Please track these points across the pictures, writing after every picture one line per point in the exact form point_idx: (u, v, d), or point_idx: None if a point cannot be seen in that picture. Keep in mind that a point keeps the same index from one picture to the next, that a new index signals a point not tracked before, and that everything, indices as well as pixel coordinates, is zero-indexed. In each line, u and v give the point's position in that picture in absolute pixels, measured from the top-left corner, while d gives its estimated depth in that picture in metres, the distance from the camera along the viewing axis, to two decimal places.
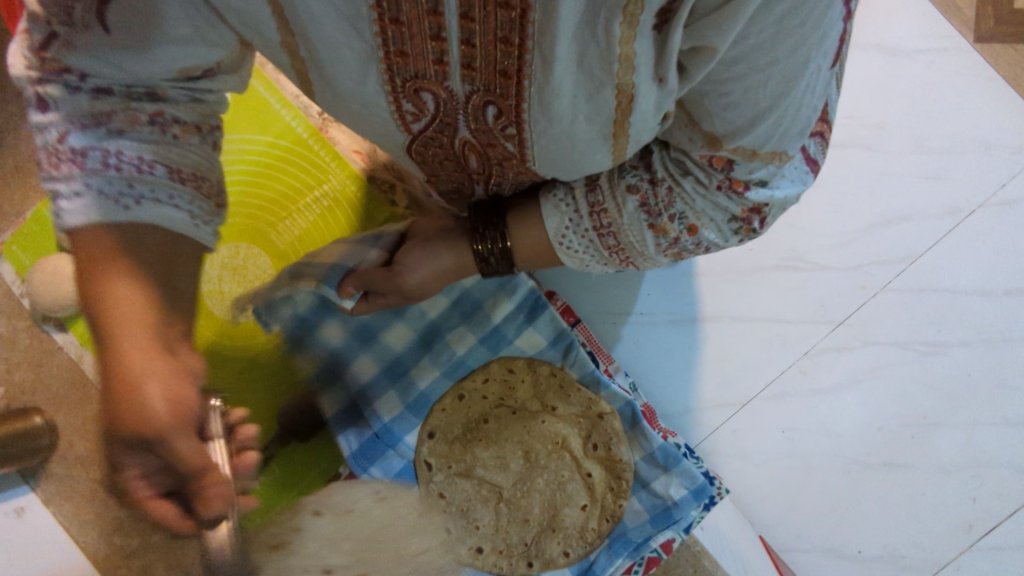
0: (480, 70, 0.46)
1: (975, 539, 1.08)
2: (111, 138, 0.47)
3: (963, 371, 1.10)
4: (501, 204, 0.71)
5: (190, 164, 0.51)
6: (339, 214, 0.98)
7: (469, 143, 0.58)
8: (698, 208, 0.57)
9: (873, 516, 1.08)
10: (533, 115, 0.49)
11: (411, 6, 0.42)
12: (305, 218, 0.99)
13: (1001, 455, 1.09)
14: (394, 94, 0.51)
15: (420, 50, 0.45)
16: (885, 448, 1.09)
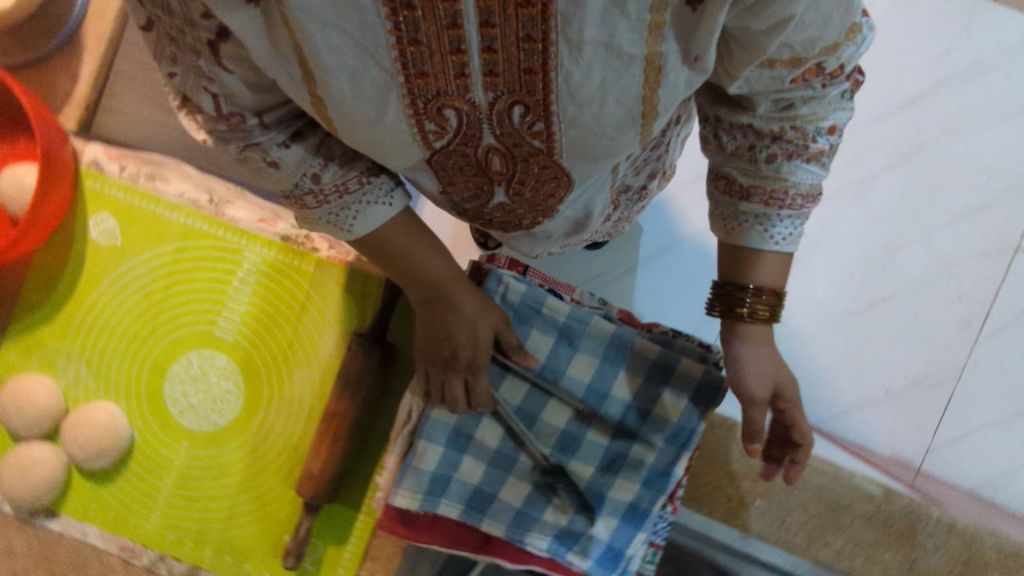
0: (504, 74, 0.37)
1: (978, 332, 1.08)
2: (317, 154, 0.45)
3: (899, 194, 1.10)
4: (525, 207, 0.60)
5: (364, 162, 0.47)
6: (283, 304, 0.68)
7: (495, 149, 0.46)
8: (820, 116, 0.43)
9: (883, 354, 1.09)
10: (563, 114, 0.40)
11: (430, 22, 0.34)
12: (239, 326, 0.68)
13: (964, 249, 1.09)
14: (416, 114, 0.41)
15: (441, 67, 0.37)
16: (864, 289, 1.10)
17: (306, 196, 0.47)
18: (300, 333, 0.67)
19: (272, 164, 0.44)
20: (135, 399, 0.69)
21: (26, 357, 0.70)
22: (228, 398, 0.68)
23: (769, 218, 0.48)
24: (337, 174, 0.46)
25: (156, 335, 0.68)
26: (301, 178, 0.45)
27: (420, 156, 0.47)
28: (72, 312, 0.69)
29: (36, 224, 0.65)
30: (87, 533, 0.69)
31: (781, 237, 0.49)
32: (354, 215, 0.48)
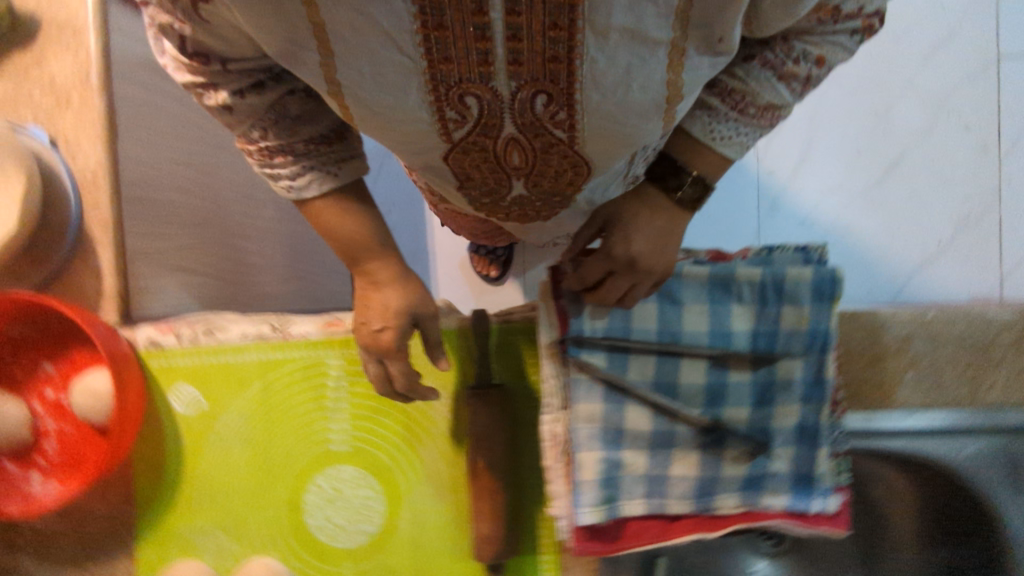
0: (528, 63, 0.40)
1: (998, 152, 1.15)
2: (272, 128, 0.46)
3: (869, 58, 1.17)
4: (539, 199, 0.64)
5: (307, 132, 0.46)
6: (384, 395, 0.66)
7: (515, 139, 0.49)
8: (812, 42, 0.41)
9: (918, 208, 1.16)
10: (590, 102, 0.43)
11: (455, 9, 0.36)
12: (351, 434, 0.67)
13: (953, 82, 1.15)
14: (438, 102, 0.44)
15: (464, 54, 0.39)
16: (874, 159, 1.17)
17: (253, 147, 0.47)
18: (410, 413, 0.66)
19: (223, 108, 0.44)
20: (285, 543, 0.67)
21: (167, 551, 0.68)
22: (370, 505, 0.67)
23: (720, 111, 0.45)
24: (287, 144, 0.46)
25: (278, 478, 0.67)
26: (249, 131, 0.45)
27: (443, 149, 0.51)
28: (192, 491, 0.68)
29: (126, 421, 0.64)
30: None
31: (718, 133, 0.46)
32: (295, 178, 0.48)
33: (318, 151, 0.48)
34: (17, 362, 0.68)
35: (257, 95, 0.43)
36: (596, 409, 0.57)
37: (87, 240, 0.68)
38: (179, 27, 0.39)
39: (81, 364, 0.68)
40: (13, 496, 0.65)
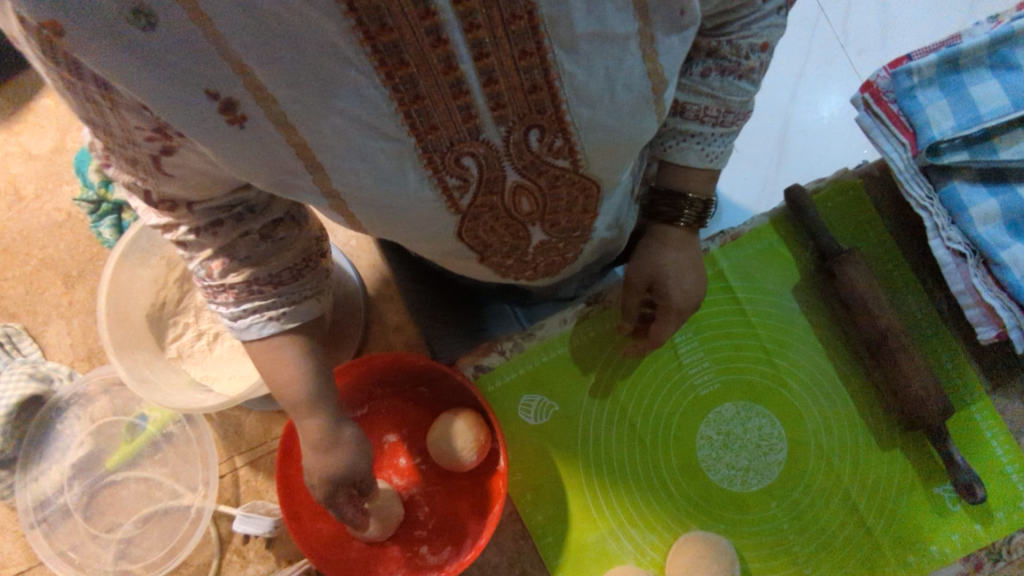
0: (511, 100, 0.34)
1: None
2: (242, 268, 0.43)
3: None
4: (562, 243, 0.53)
5: (276, 266, 0.45)
6: (729, 319, 0.64)
7: (521, 187, 0.41)
8: (757, 31, 0.42)
9: None
10: (582, 123, 0.36)
11: (426, 74, 0.31)
12: (715, 369, 0.63)
13: None
14: (436, 172, 0.37)
15: (447, 113, 0.33)
16: None
17: (201, 280, 0.45)
18: (765, 322, 0.64)
19: (180, 246, 0.42)
20: (700, 508, 0.61)
21: (586, 568, 0.60)
22: (767, 432, 0.61)
23: (705, 134, 0.47)
24: (230, 284, 0.44)
25: (662, 443, 0.62)
26: (197, 270, 0.44)
27: (452, 225, 0.43)
28: (581, 495, 0.61)
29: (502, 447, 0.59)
30: None
31: (716, 154, 0.49)
32: (236, 313, 0.46)
33: (263, 292, 0.45)
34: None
35: (215, 238, 0.41)
36: (988, 200, 0.55)
37: (373, 302, 0.67)
38: (142, 183, 0.37)
39: (419, 425, 0.68)
40: (424, 569, 0.61)
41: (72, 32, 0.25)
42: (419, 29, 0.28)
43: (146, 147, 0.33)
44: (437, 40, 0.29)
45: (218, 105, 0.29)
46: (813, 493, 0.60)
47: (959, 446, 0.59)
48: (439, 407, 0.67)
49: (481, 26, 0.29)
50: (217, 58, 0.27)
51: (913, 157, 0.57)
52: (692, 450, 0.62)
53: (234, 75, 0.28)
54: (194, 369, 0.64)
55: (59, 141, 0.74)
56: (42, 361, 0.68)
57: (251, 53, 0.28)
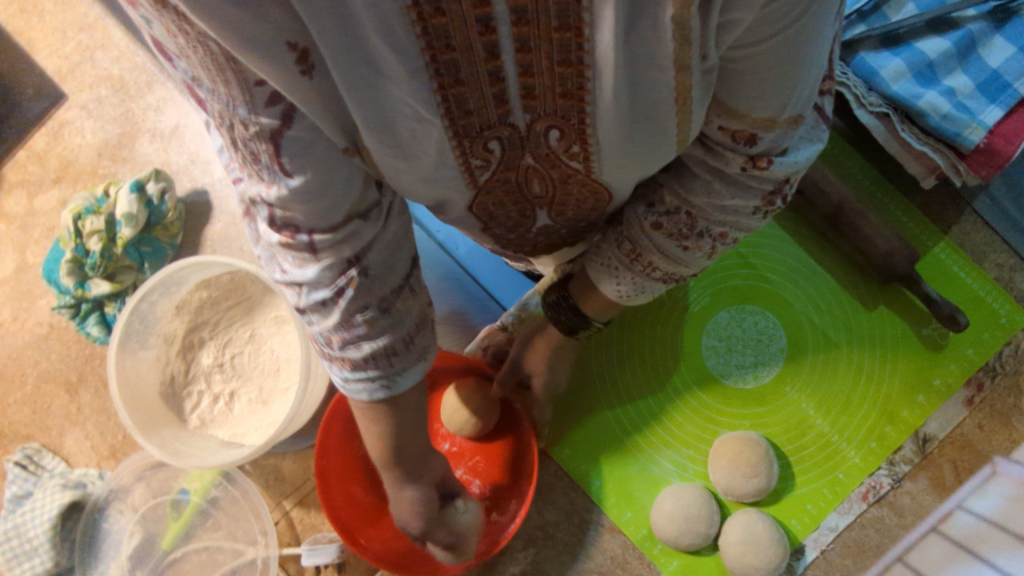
0: (541, 96, 0.32)
1: None
2: (350, 341, 0.38)
3: None
4: (566, 227, 0.53)
5: (391, 337, 0.39)
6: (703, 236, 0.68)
7: (536, 172, 0.40)
8: (715, 217, 0.42)
9: None
10: (601, 135, 0.35)
11: (467, 59, 0.28)
12: (704, 285, 0.68)
13: None
14: (462, 150, 0.35)
15: (481, 101, 0.31)
16: None
17: (319, 344, 0.40)
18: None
19: (299, 306, 0.39)
20: (723, 414, 0.66)
21: (635, 495, 0.65)
22: (764, 325, 0.66)
23: (629, 278, 0.48)
24: (348, 356, 0.39)
25: (673, 367, 0.67)
26: (316, 335, 0.39)
27: (466, 197, 0.42)
28: (612, 432, 0.67)
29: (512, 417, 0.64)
30: (831, 523, 0.61)
31: (627, 292, 0.49)
32: (348, 381, 0.41)
33: (379, 365, 0.39)
34: None
35: (332, 288, 0.37)
36: (894, 61, 0.59)
37: None
38: (266, 193, 0.34)
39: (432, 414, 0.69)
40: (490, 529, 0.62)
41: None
42: (471, 16, 0.26)
43: (267, 116, 0.30)
44: (485, 29, 0.27)
45: (295, 57, 0.27)
46: (817, 368, 0.65)
47: (936, 284, 0.64)
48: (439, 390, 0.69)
49: (532, 23, 0.27)
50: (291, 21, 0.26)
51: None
52: (701, 365, 0.66)
53: (294, 61, 0.28)
54: (220, 432, 0.65)
55: (21, 259, 0.72)
56: (70, 470, 0.68)
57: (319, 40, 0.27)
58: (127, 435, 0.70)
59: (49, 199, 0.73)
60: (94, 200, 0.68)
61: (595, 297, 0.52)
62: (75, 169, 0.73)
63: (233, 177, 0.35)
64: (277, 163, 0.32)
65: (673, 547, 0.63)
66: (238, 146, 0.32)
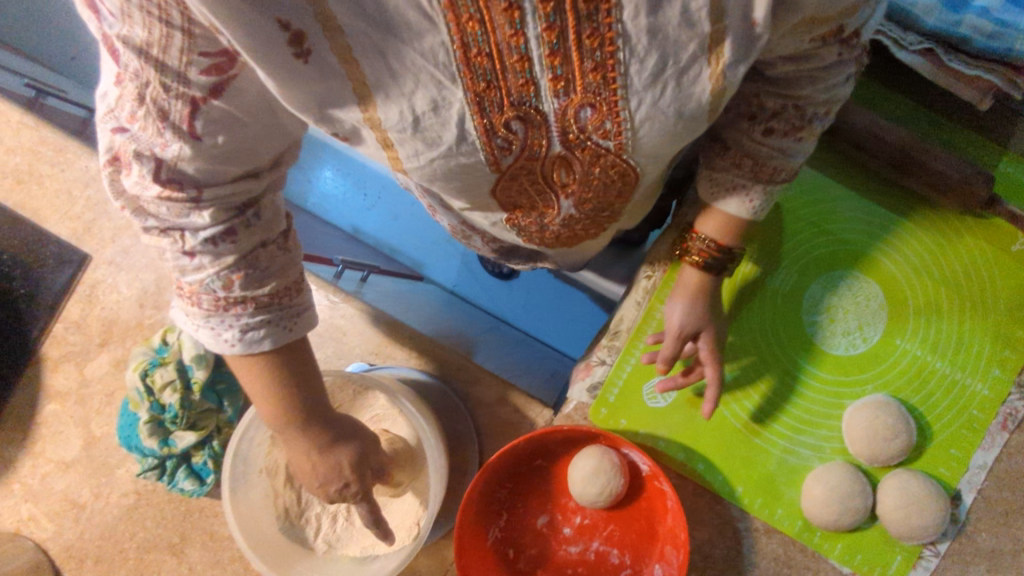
0: (572, 73, 0.38)
1: None
2: (239, 278, 0.46)
3: None
4: (589, 218, 0.55)
5: (275, 275, 0.48)
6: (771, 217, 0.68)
7: (562, 159, 0.44)
8: (821, 99, 0.48)
9: None
10: (630, 110, 0.40)
11: (496, 33, 0.35)
12: (787, 263, 0.67)
13: None
14: (486, 134, 0.41)
15: (507, 75, 0.37)
16: None
17: (203, 294, 0.47)
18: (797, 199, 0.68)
19: (188, 253, 0.45)
20: (844, 385, 0.65)
21: (783, 490, 0.64)
22: (856, 287, 0.66)
23: (761, 189, 0.53)
24: (251, 294, 0.47)
25: (781, 353, 0.66)
26: (210, 281, 0.46)
27: (488, 181, 0.47)
28: (741, 436, 0.65)
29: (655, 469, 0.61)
30: (980, 461, 0.61)
31: (760, 203, 0.54)
32: (249, 331, 0.48)
33: (280, 303, 0.49)
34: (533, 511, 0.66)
35: (231, 244, 0.45)
36: None
37: (465, 390, 0.67)
38: (162, 148, 0.39)
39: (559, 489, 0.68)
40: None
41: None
42: None
43: (197, 88, 0.36)
44: (507, 6, 0.33)
45: (288, 36, 0.34)
46: (922, 312, 0.65)
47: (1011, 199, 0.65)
48: (562, 466, 0.67)
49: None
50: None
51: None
52: (808, 342, 0.66)
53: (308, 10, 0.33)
54: (351, 548, 0.63)
55: (88, 434, 0.69)
56: None
57: None
58: None
59: (101, 365, 0.70)
60: (154, 352, 0.65)
61: (726, 228, 0.57)
62: (120, 327, 0.71)
63: (115, 128, 0.39)
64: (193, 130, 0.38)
65: (833, 530, 0.62)
66: (146, 100, 0.36)
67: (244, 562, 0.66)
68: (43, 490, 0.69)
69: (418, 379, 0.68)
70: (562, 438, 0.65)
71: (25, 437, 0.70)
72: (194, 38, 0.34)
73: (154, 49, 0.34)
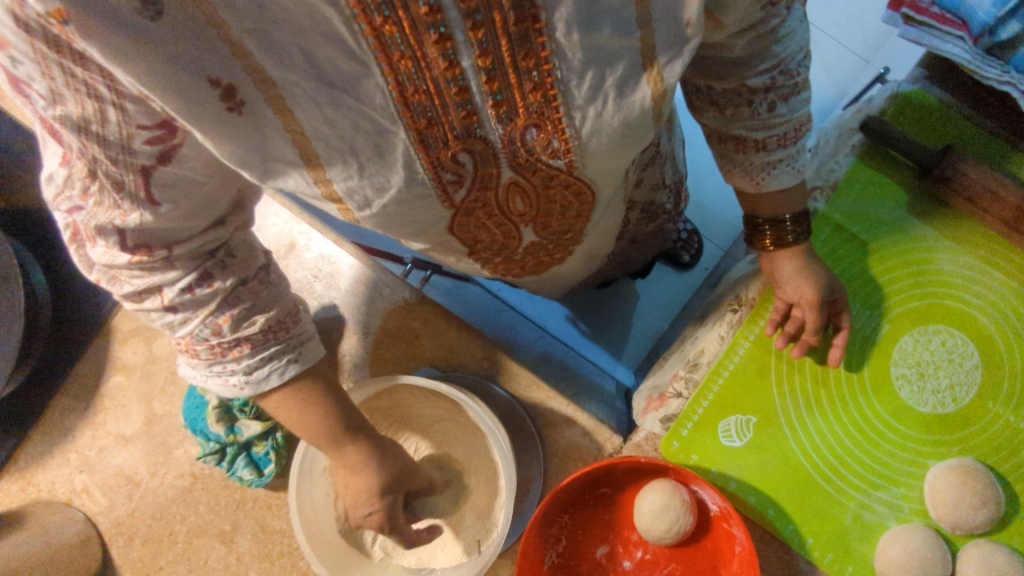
0: (508, 99, 0.38)
1: None
2: (223, 312, 0.46)
3: None
4: (551, 241, 0.62)
5: (268, 310, 0.49)
6: (871, 266, 0.66)
7: (514, 184, 0.47)
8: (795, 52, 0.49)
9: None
10: (574, 124, 0.41)
11: (429, 69, 0.34)
12: (885, 314, 0.65)
13: None
14: (434, 168, 0.42)
15: (445, 109, 0.37)
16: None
17: (198, 344, 0.46)
18: (899, 250, 0.66)
19: (170, 308, 0.44)
20: (931, 445, 0.62)
21: (857, 548, 0.61)
22: (952, 344, 0.63)
23: (792, 154, 0.56)
24: (244, 334, 0.47)
25: (865, 405, 0.64)
26: (200, 330, 0.46)
27: (447, 218, 0.49)
28: (818, 486, 0.62)
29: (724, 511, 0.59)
30: None
31: (800, 164, 0.58)
32: (251, 368, 0.48)
33: (276, 337, 0.49)
34: (593, 540, 0.65)
35: (209, 288, 0.45)
36: None
37: (536, 408, 0.65)
38: (121, 219, 0.38)
39: (621, 520, 0.66)
40: None
41: (81, 20, 0.28)
42: (421, 23, 0.32)
43: (143, 156, 0.36)
44: (440, 37, 0.33)
45: (220, 92, 0.33)
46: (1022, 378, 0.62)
47: None
48: (624, 499, 0.66)
49: (484, 25, 0.33)
50: (220, 45, 0.32)
51: (976, 45, 0.63)
52: (897, 398, 0.63)
53: (232, 58, 0.32)
54: (405, 558, 0.63)
55: (149, 412, 0.70)
56: None
57: (251, 38, 0.32)
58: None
59: (169, 342, 0.71)
60: None
61: (773, 201, 0.61)
62: None
63: (72, 207, 0.39)
64: (150, 195, 0.38)
65: None
66: (97, 174, 0.36)
67: (293, 559, 0.64)
68: (99, 463, 0.68)
69: (489, 390, 0.67)
70: (628, 468, 0.63)
71: (84, 407, 0.70)
72: (129, 110, 0.33)
73: (92, 124, 0.33)
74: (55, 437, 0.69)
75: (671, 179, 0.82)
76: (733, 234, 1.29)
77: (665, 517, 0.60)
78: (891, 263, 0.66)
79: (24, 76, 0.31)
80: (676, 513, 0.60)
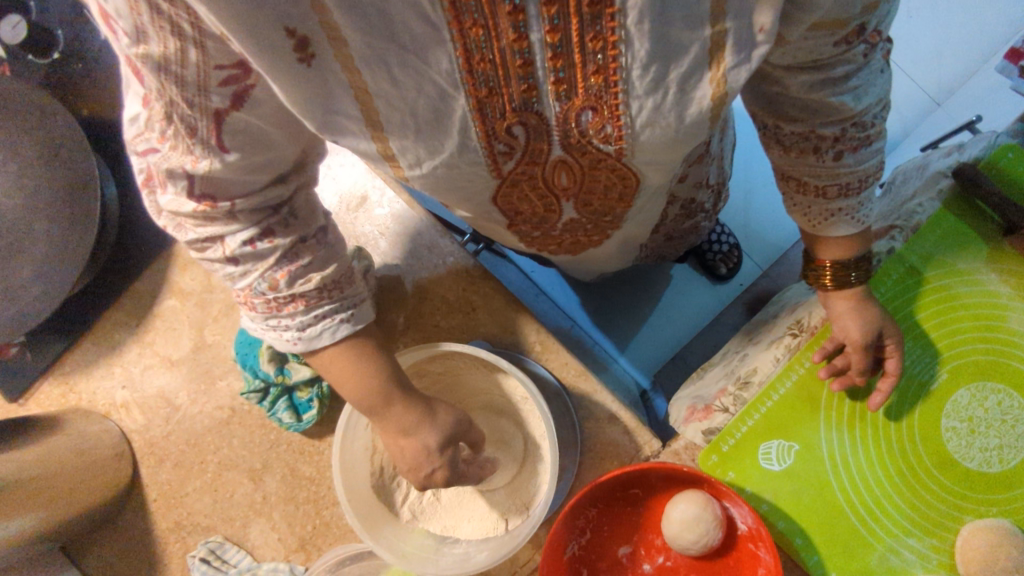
0: (569, 77, 0.37)
1: None
2: (280, 258, 0.45)
3: None
4: (591, 221, 0.62)
5: (327, 273, 0.47)
6: (936, 314, 0.65)
7: (562, 162, 0.46)
8: (872, 103, 0.48)
9: (955, 26, 1.30)
10: (630, 115, 0.40)
11: (497, 40, 0.33)
12: (943, 364, 0.64)
13: None
14: (488, 138, 0.41)
15: (506, 81, 0.36)
16: (905, 17, 1.32)
17: (255, 298, 0.46)
18: (974, 304, 0.65)
19: (231, 259, 0.44)
20: (969, 500, 0.62)
21: None
22: (1009, 406, 0.62)
23: (853, 205, 0.55)
24: (299, 291, 0.46)
25: (907, 451, 0.63)
26: (257, 284, 0.45)
27: (493, 187, 0.48)
28: (848, 520, 0.62)
29: (753, 535, 0.59)
30: None
31: (865, 215, 0.56)
32: (302, 327, 0.47)
33: (331, 296, 0.48)
34: (615, 539, 0.66)
35: (269, 243, 0.44)
36: None
37: (581, 398, 0.65)
38: (192, 165, 0.38)
39: (647, 524, 0.67)
40: None
41: None
42: None
43: (216, 98, 0.35)
44: (512, 9, 0.32)
45: (294, 43, 0.32)
46: None
47: None
48: (653, 504, 0.67)
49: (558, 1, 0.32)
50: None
51: None
52: (942, 449, 0.63)
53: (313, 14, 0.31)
54: (431, 525, 0.66)
55: (198, 339, 0.70)
56: (258, 565, 0.63)
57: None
58: (317, 524, 0.64)
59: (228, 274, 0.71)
60: None
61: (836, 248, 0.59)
62: None
63: (146, 147, 0.38)
64: (219, 139, 0.37)
65: None
66: (172, 117, 0.35)
67: (318, 507, 0.65)
68: (142, 381, 0.69)
69: (533, 369, 0.67)
70: (664, 475, 0.63)
71: (136, 324, 0.71)
72: (209, 50, 0.33)
73: (172, 65, 0.33)
74: (103, 348, 0.71)
75: (717, 175, 0.81)
76: (776, 255, 1.28)
77: (696, 526, 0.60)
78: (954, 311, 0.65)
79: (112, 11, 0.31)
80: (705, 527, 0.60)
